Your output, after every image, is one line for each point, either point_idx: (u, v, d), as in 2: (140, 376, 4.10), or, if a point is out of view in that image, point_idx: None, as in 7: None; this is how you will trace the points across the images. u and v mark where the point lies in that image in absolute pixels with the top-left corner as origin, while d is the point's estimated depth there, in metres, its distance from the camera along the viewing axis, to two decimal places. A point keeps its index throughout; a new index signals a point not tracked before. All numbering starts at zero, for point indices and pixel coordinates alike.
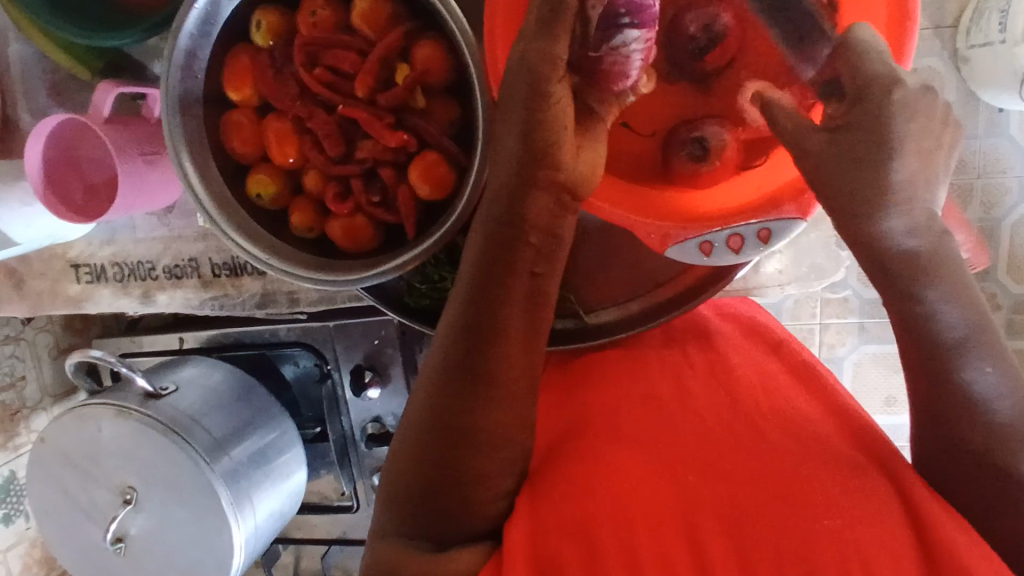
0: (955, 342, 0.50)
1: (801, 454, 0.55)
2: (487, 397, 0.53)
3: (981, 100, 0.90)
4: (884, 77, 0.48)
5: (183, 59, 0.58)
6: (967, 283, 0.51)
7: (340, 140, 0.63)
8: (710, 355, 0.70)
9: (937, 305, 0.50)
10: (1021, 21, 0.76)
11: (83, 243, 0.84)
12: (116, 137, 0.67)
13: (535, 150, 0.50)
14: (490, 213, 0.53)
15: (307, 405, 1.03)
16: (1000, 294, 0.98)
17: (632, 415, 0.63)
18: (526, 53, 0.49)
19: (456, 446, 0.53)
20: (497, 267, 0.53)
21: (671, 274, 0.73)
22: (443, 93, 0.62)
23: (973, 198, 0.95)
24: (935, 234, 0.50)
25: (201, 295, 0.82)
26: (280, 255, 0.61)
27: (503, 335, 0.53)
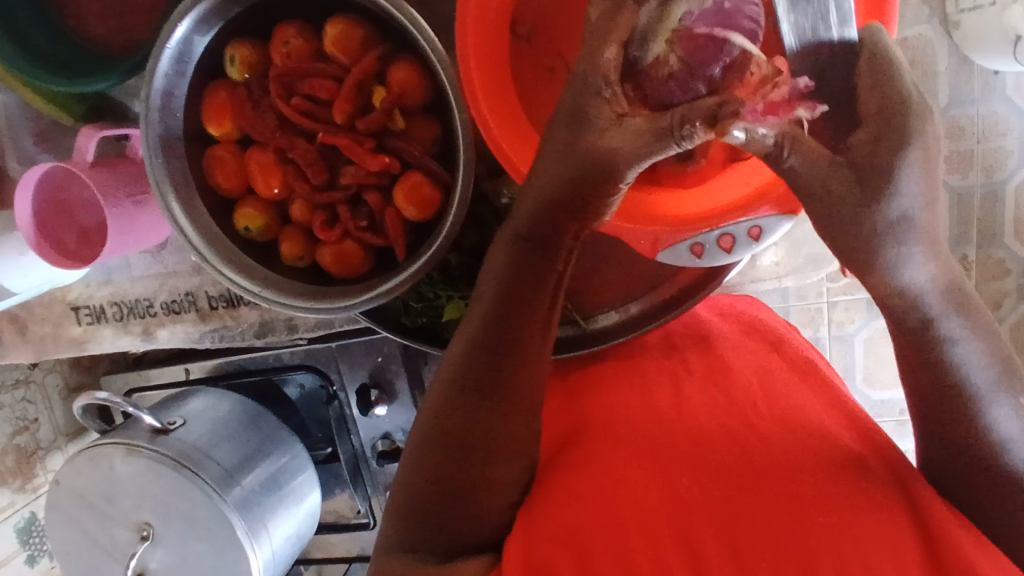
0: (981, 381, 0.48)
1: (801, 451, 0.55)
2: (505, 409, 0.54)
3: (975, 64, 0.89)
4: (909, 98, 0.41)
5: (160, 99, 0.58)
6: (989, 325, 0.49)
7: (323, 167, 0.62)
8: (710, 359, 0.68)
9: (953, 333, 0.48)
10: None
11: (80, 286, 0.84)
12: (102, 182, 0.67)
13: (579, 212, 0.50)
14: (522, 240, 0.53)
15: (317, 426, 1.03)
16: (1008, 260, 0.96)
17: (632, 420, 0.62)
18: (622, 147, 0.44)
19: (468, 458, 0.53)
20: (523, 288, 0.53)
21: (667, 274, 0.72)
22: (421, 112, 0.62)
23: (973, 164, 0.93)
24: (952, 274, 0.47)
25: (201, 328, 0.83)
26: (272, 286, 0.61)
27: (519, 351, 0.54)
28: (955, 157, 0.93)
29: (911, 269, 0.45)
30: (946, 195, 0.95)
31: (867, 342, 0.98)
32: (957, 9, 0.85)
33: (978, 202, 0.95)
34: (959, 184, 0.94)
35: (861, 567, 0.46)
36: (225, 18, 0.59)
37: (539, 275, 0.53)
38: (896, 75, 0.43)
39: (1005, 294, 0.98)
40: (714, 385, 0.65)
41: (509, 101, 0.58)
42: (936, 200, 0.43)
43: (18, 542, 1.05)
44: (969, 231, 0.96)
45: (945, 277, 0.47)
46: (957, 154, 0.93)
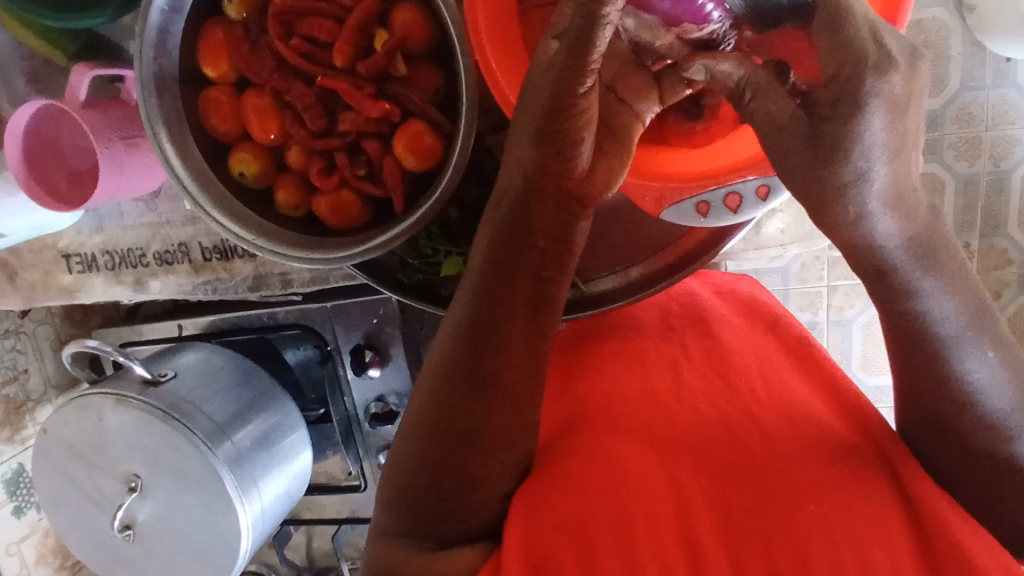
0: (950, 328, 0.46)
1: (794, 443, 0.54)
2: (490, 399, 0.50)
3: (988, 50, 0.89)
4: (867, 56, 0.37)
5: (155, 35, 0.56)
6: (965, 274, 0.46)
7: (321, 112, 0.61)
8: (708, 340, 0.66)
9: (920, 285, 0.45)
10: None
11: (71, 233, 0.82)
12: (93, 122, 0.65)
13: (541, 167, 0.47)
14: (497, 214, 0.50)
15: (309, 386, 1.04)
16: (1011, 250, 0.97)
17: (628, 408, 0.60)
18: (551, 60, 0.44)
19: (456, 449, 0.50)
20: (501, 267, 0.49)
21: (671, 239, 0.70)
22: (425, 58, 0.60)
23: (981, 150, 0.93)
24: (919, 219, 0.44)
25: (193, 280, 0.81)
26: (268, 235, 0.60)
27: (503, 341, 0.50)
28: (964, 143, 0.93)
29: (875, 225, 0.42)
30: (953, 182, 0.95)
31: (866, 327, 0.97)
32: None
33: (983, 190, 0.95)
34: (966, 171, 0.94)
35: (857, 566, 0.45)
36: None
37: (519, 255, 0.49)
38: (854, 21, 0.37)
39: (1006, 284, 0.99)
40: (715, 370, 0.63)
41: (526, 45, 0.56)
42: (908, 142, 0.40)
43: (6, 492, 1.04)
44: (973, 220, 0.96)
45: (915, 229, 0.44)
46: (965, 140, 0.93)
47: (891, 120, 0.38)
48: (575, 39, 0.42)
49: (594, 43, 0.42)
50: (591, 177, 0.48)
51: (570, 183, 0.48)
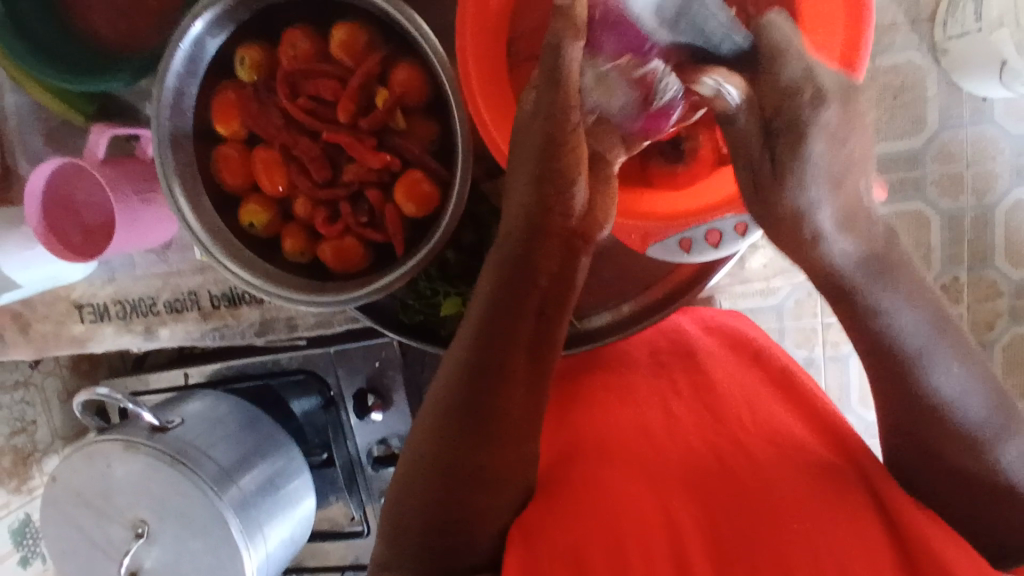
0: (918, 343, 0.50)
1: (779, 469, 0.56)
2: (495, 433, 0.52)
3: (964, 91, 0.95)
4: (802, 92, 0.45)
5: (171, 97, 0.60)
6: (926, 288, 0.51)
7: (325, 164, 0.65)
8: (696, 374, 0.70)
9: (883, 301, 0.49)
10: (993, 4, 0.81)
11: (84, 284, 0.85)
12: (110, 178, 0.69)
13: (541, 209, 0.52)
14: (500, 256, 0.53)
15: (313, 432, 1.05)
16: (1001, 282, 1.00)
17: (622, 441, 0.63)
18: (538, 101, 0.50)
19: (461, 485, 0.51)
20: (504, 305, 0.53)
21: (660, 275, 0.73)
22: (422, 113, 0.64)
23: (964, 185, 0.98)
24: (876, 240, 0.50)
25: (202, 327, 0.84)
26: (274, 280, 0.63)
27: (507, 374, 0.53)
28: (946, 179, 0.98)
29: (834, 248, 0.49)
30: (939, 217, 1.00)
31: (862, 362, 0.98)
32: (945, 36, 0.90)
33: (969, 223, 0.99)
34: (951, 206, 0.99)
35: None
36: (236, 22, 0.61)
37: (522, 292, 0.53)
38: (785, 62, 0.46)
39: (999, 315, 1.02)
40: (703, 405, 0.66)
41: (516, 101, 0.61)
42: (854, 167, 0.47)
43: (13, 543, 1.05)
44: (961, 253, 1.00)
45: (873, 249, 0.49)
46: (948, 176, 0.98)
47: (832, 147, 0.46)
48: (552, 73, 0.49)
49: (568, 77, 0.49)
50: (588, 215, 0.54)
51: (564, 225, 0.53)
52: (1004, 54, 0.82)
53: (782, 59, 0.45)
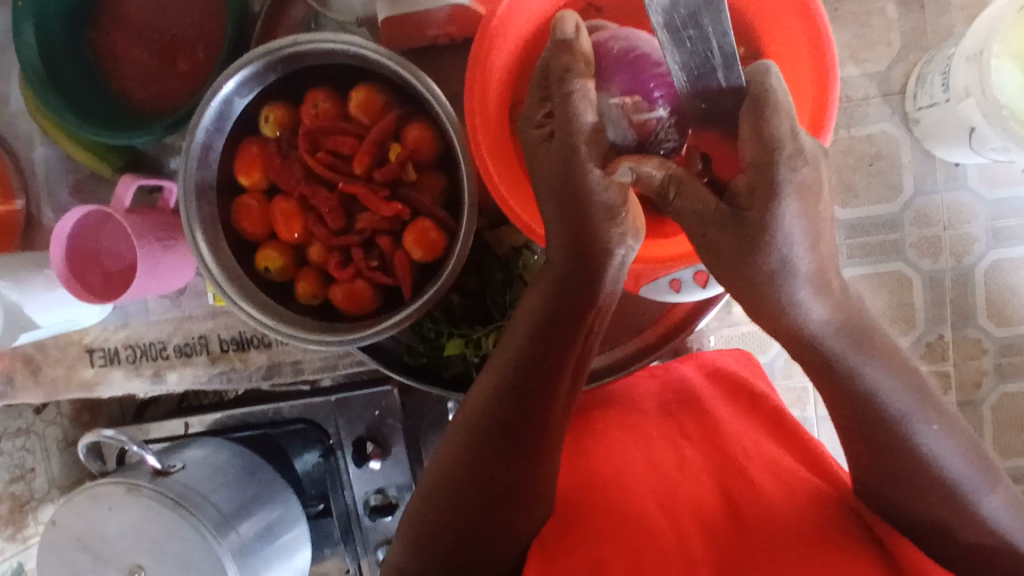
0: (902, 408, 0.53)
1: (788, 505, 0.59)
2: (531, 449, 0.57)
3: (937, 159, 1.03)
4: (782, 150, 0.47)
5: (199, 150, 0.66)
6: (899, 359, 0.54)
7: (341, 213, 0.69)
8: (702, 417, 0.70)
9: (864, 369, 0.52)
10: (959, 79, 0.88)
11: (97, 329, 0.88)
12: (135, 226, 0.73)
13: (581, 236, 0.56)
14: (546, 286, 0.58)
15: (310, 483, 1.05)
16: (985, 339, 1.06)
17: (638, 482, 0.65)
18: (558, 135, 0.54)
19: (494, 496, 0.56)
20: (552, 329, 0.57)
21: (650, 320, 0.77)
22: (432, 167, 0.69)
23: (943, 248, 1.05)
24: (843, 311, 0.52)
25: (210, 371, 0.87)
26: (286, 321, 0.67)
27: (549, 392, 0.58)
28: (925, 242, 1.05)
29: (809, 314, 0.51)
30: (920, 278, 1.06)
31: None
32: (915, 108, 1.00)
33: (949, 283, 1.06)
34: (930, 268, 1.05)
35: None
36: (264, 84, 0.67)
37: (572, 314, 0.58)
38: (772, 113, 0.47)
39: (985, 372, 1.07)
40: (713, 448, 0.67)
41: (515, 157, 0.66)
42: (823, 235, 0.50)
43: None
44: (944, 313, 1.06)
45: (844, 320, 0.52)
46: (926, 240, 1.05)
47: (801, 203, 0.48)
48: (563, 109, 0.54)
49: (578, 104, 0.53)
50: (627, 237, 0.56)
51: (604, 250, 0.57)
52: (969, 122, 0.89)
53: (772, 109, 0.47)
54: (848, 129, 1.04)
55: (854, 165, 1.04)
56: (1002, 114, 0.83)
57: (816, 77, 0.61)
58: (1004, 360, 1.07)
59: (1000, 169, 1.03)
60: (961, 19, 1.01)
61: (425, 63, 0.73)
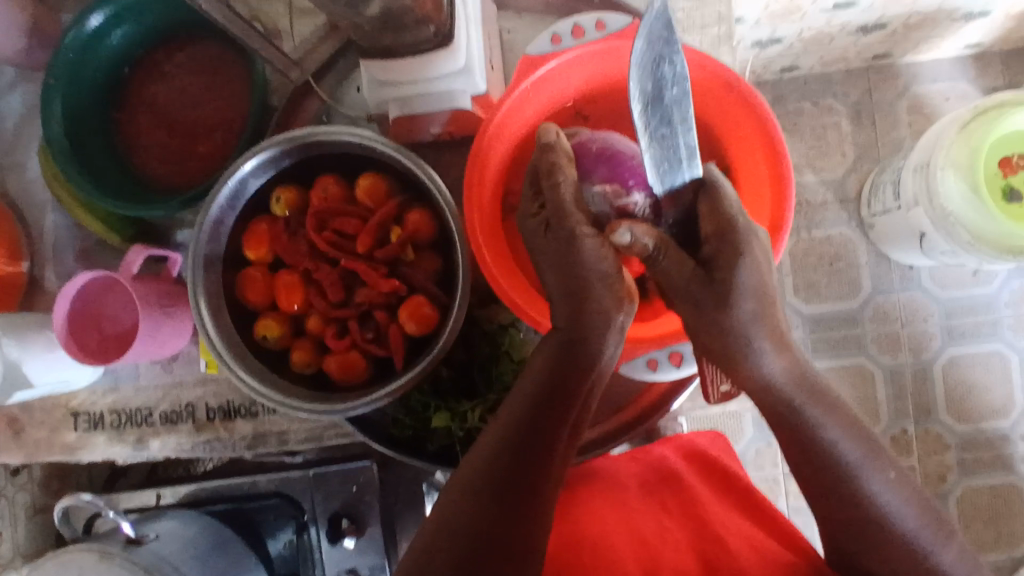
0: (852, 458, 0.58)
1: (756, 564, 0.61)
2: (531, 505, 0.59)
3: (892, 260, 1.12)
4: (736, 224, 0.59)
5: (211, 226, 0.70)
6: (851, 420, 0.61)
7: (341, 288, 0.74)
8: (682, 495, 0.74)
9: (819, 421, 0.59)
10: (908, 188, 0.98)
11: (86, 392, 0.89)
12: (141, 292, 0.77)
13: (581, 305, 0.63)
14: (554, 351, 0.63)
15: (281, 563, 1.00)
16: (946, 434, 1.12)
17: (618, 541, 0.68)
18: (553, 214, 0.62)
19: (496, 556, 0.56)
20: (555, 393, 0.62)
21: (628, 399, 0.82)
22: (429, 248, 0.75)
23: (902, 343, 1.13)
24: (796, 373, 0.61)
25: (194, 439, 0.88)
26: (279, 389, 0.70)
27: (551, 451, 0.61)
28: (885, 338, 1.12)
29: (767, 364, 0.60)
30: (882, 372, 1.13)
31: None
32: (870, 213, 1.10)
33: (910, 378, 1.13)
34: (891, 363, 1.12)
35: None
36: (278, 168, 0.73)
37: (572, 381, 0.63)
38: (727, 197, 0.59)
39: (948, 466, 1.12)
40: (693, 521, 0.70)
41: (503, 245, 0.74)
42: (770, 299, 0.61)
43: None
44: (906, 407, 1.12)
45: (796, 375, 0.61)
46: (885, 336, 1.13)
47: (754, 270, 0.60)
48: (554, 194, 0.61)
49: (568, 184, 0.61)
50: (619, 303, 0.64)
51: (602, 319, 0.63)
52: (920, 227, 0.99)
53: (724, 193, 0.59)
54: (809, 230, 1.13)
55: (815, 264, 1.13)
56: (949, 220, 0.90)
57: (774, 186, 0.70)
58: (967, 455, 1.12)
59: (950, 271, 1.12)
60: (909, 135, 1.14)
61: (428, 155, 0.81)
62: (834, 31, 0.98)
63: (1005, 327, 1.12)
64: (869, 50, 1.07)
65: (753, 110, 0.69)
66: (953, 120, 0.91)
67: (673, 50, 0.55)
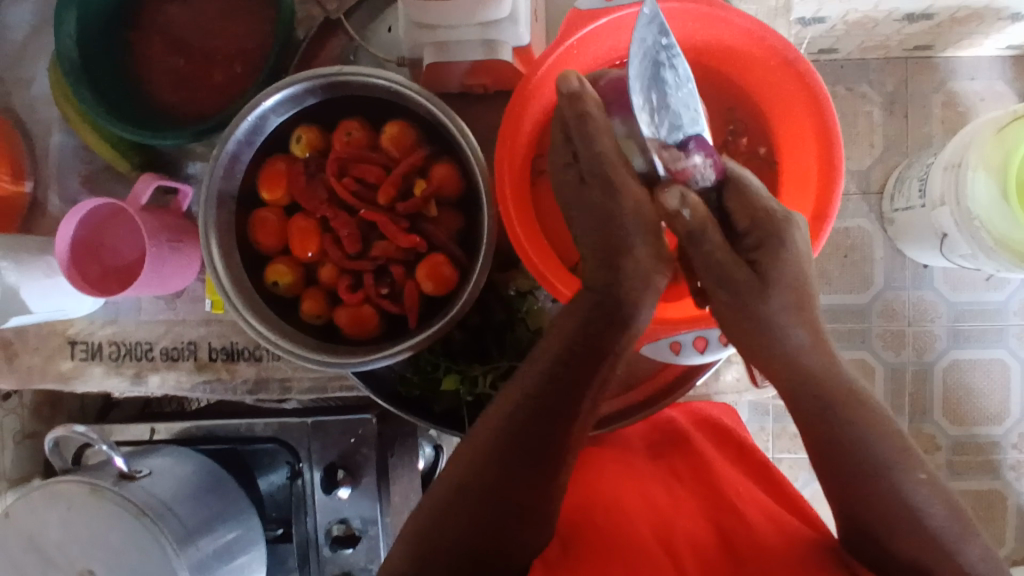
0: (888, 458, 0.57)
1: (778, 539, 0.61)
2: (549, 467, 0.60)
3: (906, 258, 1.09)
4: (775, 212, 0.59)
5: (226, 161, 0.67)
6: (884, 417, 0.59)
7: (358, 239, 0.71)
8: (695, 461, 0.74)
9: (851, 416, 0.58)
10: (936, 188, 0.94)
11: (84, 321, 0.87)
12: (148, 223, 0.74)
13: (618, 262, 0.60)
14: (587, 311, 0.60)
15: (273, 506, 1.02)
16: (939, 435, 1.11)
17: (629, 504, 0.69)
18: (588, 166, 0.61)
19: (509, 514, 0.60)
20: (588, 355, 0.60)
21: (644, 378, 0.79)
22: (452, 205, 0.72)
23: (907, 341, 1.11)
24: (825, 360, 0.59)
25: (194, 378, 0.86)
26: (289, 337, 0.67)
27: (574, 414, 0.61)
28: (890, 335, 1.11)
29: (798, 353, 0.59)
30: (882, 368, 1.11)
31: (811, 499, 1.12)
32: (892, 208, 1.07)
33: (910, 377, 1.11)
34: (892, 359, 1.11)
35: None
36: (300, 106, 0.70)
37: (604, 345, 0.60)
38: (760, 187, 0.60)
39: (938, 467, 1.12)
40: (704, 488, 0.70)
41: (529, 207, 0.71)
42: (807, 287, 0.60)
43: None
44: (903, 403, 1.11)
45: (826, 367, 0.59)
46: (891, 332, 1.11)
47: (793, 253, 0.59)
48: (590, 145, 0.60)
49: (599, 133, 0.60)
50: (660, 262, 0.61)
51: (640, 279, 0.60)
52: (941, 227, 0.95)
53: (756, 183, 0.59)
54: None
55: (830, 255, 1.10)
56: (972, 223, 0.87)
57: (821, 173, 0.66)
58: (956, 457, 1.12)
59: (964, 274, 1.09)
60: (939, 132, 1.10)
61: (457, 107, 0.77)
62: (879, 17, 0.92)
63: (1010, 335, 1.10)
64: (910, 41, 1.02)
65: (810, 90, 0.66)
66: (989, 119, 0.87)
67: (673, 54, 0.58)
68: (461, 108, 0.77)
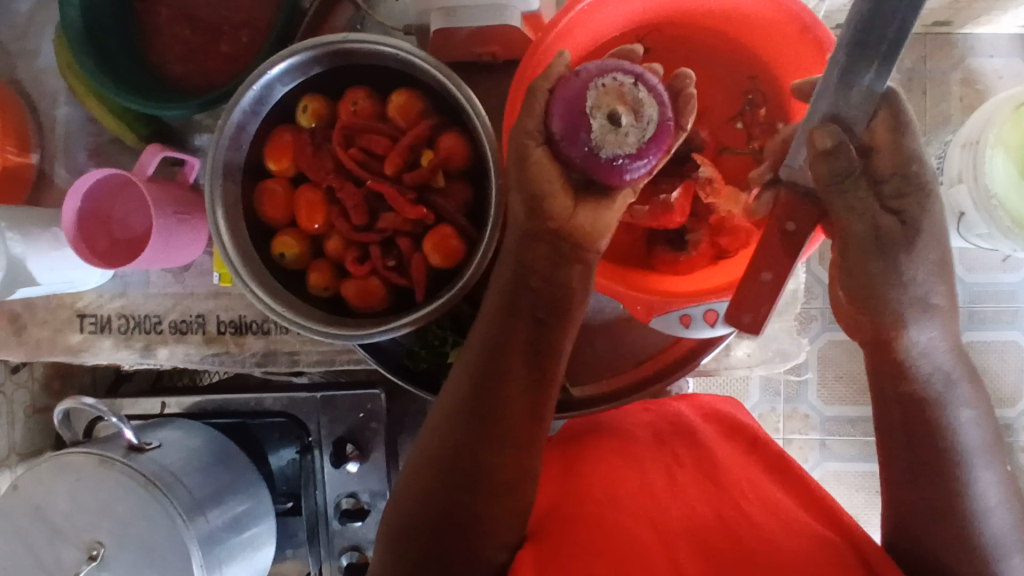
0: (972, 446, 0.59)
1: (789, 540, 0.59)
2: (490, 434, 0.60)
3: None
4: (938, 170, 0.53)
5: (232, 130, 0.66)
6: (989, 405, 0.61)
7: (365, 211, 0.70)
8: (699, 452, 0.73)
9: (961, 409, 0.59)
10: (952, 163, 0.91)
11: (93, 294, 0.87)
12: (155, 195, 0.73)
13: (533, 224, 0.59)
14: (507, 280, 0.62)
15: (281, 480, 1.01)
16: None
17: (631, 494, 0.67)
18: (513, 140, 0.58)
19: (465, 490, 0.59)
20: (506, 317, 0.62)
21: (652, 353, 0.81)
22: (460, 177, 0.71)
23: None
24: (962, 356, 0.59)
25: (202, 351, 0.86)
26: (295, 309, 0.67)
27: (503, 376, 0.61)
28: None
29: (925, 351, 0.58)
30: None
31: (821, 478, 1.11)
32: None
33: None
34: None
35: None
36: (306, 75, 0.69)
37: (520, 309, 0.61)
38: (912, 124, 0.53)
39: None
40: (707, 476, 0.69)
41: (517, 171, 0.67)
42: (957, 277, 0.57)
43: None
44: None
45: (957, 354, 0.59)
46: None
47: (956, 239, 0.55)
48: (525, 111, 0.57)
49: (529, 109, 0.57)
50: (574, 218, 0.59)
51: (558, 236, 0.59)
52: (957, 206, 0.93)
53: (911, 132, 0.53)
54: None
55: None
56: (990, 202, 0.86)
57: None
58: None
59: (980, 254, 1.07)
60: (958, 109, 1.07)
61: (466, 77, 0.76)
62: None
63: None
64: (931, 14, 1.00)
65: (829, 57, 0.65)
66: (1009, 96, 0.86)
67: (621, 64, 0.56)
68: (470, 79, 0.76)
